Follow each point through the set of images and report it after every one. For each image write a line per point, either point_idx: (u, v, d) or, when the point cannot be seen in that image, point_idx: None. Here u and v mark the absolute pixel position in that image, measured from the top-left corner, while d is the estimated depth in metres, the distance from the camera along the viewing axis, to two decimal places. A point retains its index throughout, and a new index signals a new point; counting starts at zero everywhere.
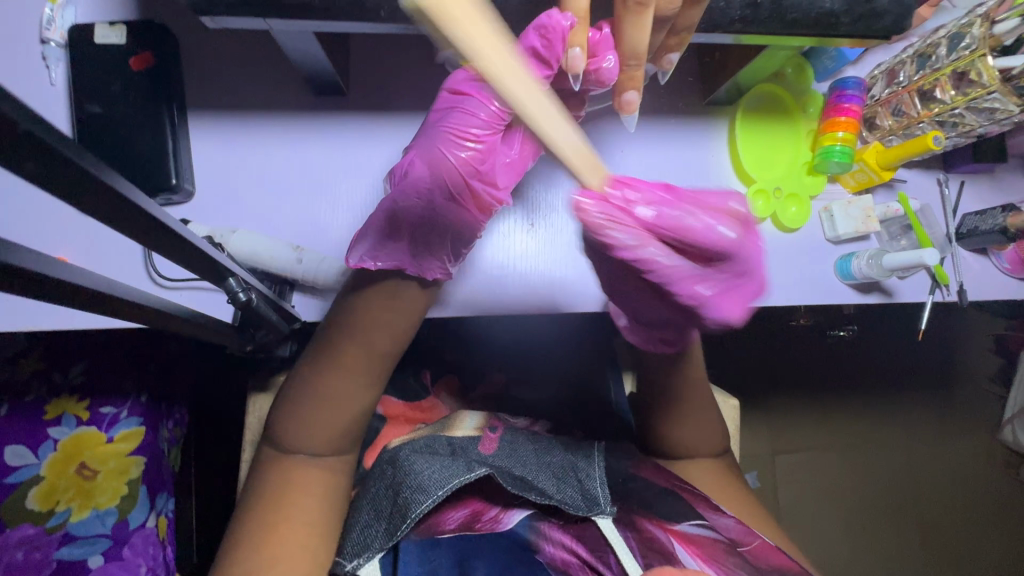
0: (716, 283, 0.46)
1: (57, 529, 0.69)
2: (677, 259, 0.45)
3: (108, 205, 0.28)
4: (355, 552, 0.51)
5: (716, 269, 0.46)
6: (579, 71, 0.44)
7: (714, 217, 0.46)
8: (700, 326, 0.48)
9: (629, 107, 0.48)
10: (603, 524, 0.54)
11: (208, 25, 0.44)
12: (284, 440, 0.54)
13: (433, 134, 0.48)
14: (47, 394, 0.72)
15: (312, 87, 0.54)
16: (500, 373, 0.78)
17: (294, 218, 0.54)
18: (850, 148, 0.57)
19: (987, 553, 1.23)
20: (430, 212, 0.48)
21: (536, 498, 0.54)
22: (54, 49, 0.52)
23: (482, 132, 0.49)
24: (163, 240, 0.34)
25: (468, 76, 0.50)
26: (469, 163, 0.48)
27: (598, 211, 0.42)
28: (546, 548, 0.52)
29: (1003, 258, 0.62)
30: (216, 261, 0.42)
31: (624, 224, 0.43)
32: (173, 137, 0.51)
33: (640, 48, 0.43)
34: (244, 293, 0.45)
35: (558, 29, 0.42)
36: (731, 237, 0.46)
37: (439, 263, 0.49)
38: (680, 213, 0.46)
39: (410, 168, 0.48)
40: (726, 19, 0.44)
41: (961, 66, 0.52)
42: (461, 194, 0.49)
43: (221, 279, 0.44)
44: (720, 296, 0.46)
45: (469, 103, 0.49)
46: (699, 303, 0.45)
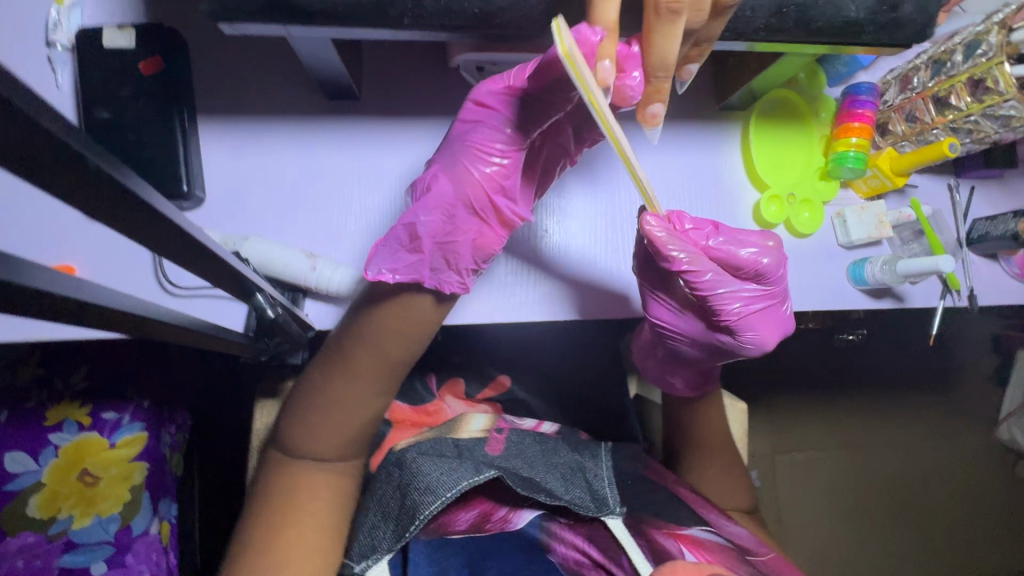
0: (757, 304, 0.51)
1: (59, 536, 0.68)
2: (724, 279, 0.50)
3: (128, 218, 0.27)
4: (363, 554, 0.52)
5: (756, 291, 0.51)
6: (607, 84, 0.43)
7: (760, 246, 0.50)
8: (734, 344, 0.53)
9: (654, 119, 0.48)
10: (614, 524, 0.53)
11: (226, 32, 0.43)
12: (292, 444, 0.53)
13: (457, 149, 0.48)
14: (48, 400, 0.72)
15: (325, 92, 0.53)
16: (507, 376, 0.77)
17: (306, 224, 0.53)
18: (864, 154, 0.57)
19: (984, 550, 1.24)
20: (450, 226, 0.47)
21: (546, 498, 0.53)
22: (61, 52, 0.51)
23: (507, 148, 0.49)
24: (182, 254, 0.33)
25: (493, 87, 0.49)
26: (493, 178, 0.48)
27: (663, 231, 0.47)
28: (558, 548, 0.52)
29: (1012, 263, 0.63)
30: (243, 278, 0.42)
31: (683, 243, 0.48)
32: (183, 142, 0.51)
33: (670, 59, 0.42)
34: (272, 309, 0.47)
35: (588, 45, 0.40)
36: (768, 265, 0.50)
37: (457, 277, 0.49)
38: (732, 242, 0.50)
39: (433, 182, 0.48)
40: (750, 27, 0.44)
41: (977, 74, 0.51)
42: (485, 209, 0.49)
43: (249, 296, 0.46)
44: (757, 316, 0.51)
45: (495, 118, 0.49)
46: (738, 321, 0.51)
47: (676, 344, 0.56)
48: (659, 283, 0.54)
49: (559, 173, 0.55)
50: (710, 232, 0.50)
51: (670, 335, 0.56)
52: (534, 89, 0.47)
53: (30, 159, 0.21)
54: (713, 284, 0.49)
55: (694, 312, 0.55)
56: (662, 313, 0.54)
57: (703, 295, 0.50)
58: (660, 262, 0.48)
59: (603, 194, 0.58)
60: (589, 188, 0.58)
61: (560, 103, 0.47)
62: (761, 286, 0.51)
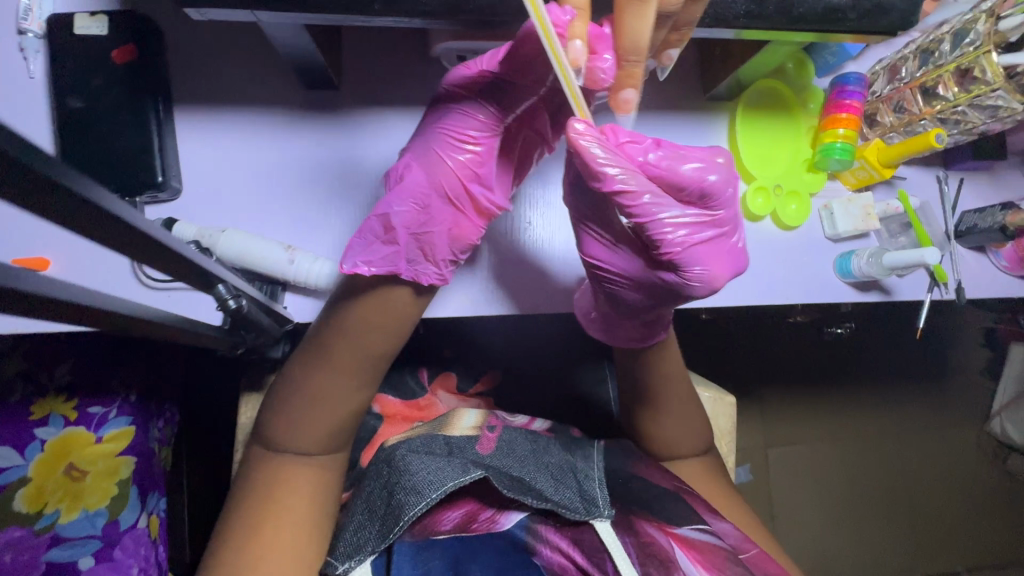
0: (701, 234, 0.43)
1: (44, 532, 0.67)
2: (665, 201, 0.42)
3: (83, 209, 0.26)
4: (348, 554, 0.50)
5: (702, 216, 0.43)
6: (580, 65, 0.41)
7: (706, 161, 0.42)
8: (679, 284, 0.45)
9: (627, 105, 0.46)
10: (602, 528, 0.53)
11: (196, 17, 0.42)
12: (275, 440, 0.53)
13: (431, 137, 0.48)
14: (34, 394, 0.70)
15: (303, 81, 0.52)
16: (497, 372, 0.78)
17: (285, 217, 0.53)
18: (851, 146, 0.57)
19: (973, 541, 1.24)
20: (425, 216, 0.47)
21: (534, 501, 0.53)
22: (32, 40, 0.50)
23: (480, 134, 0.48)
24: (145, 243, 0.32)
25: (466, 73, 0.48)
26: (467, 166, 0.48)
27: (592, 142, 0.40)
28: (543, 552, 0.51)
29: (1001, 256, 0.62)
30: (203, 268, 0.40)
31: (615, 157, 0.41)
32: (158, 132, 0.50)
33: (641, 41, 0.41)
34: (234, 300, 0.43)
35: (560, 24, 0.40)
36: (717, 182, 0.42)
37: (434, 269, 0.48)
38: (676, 158, 0.42)
39: (406, 172, 0.47)
40: (731, 13, 0.43)
41: (964, 64, 0.51)
42: (460, 198, 0.48)
43: (209, 286, 0.42)
44: (706, 247, 0.43)
45: (468, 103, 0.48)
46: (681, 252, 0.43)
47: (615, 285, 0.49)
48: (591, 210, 0.48)
49: (537, 160, 0.54)
50: (651, 144, 0.43)
51: (606, 274, 0.49)
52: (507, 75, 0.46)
53: None
54: (649, 207, 0.42)
55: (633, 248, 0.47)
56: (601, 253, 0.48)
57: (639, 221, 0.42)
58: (591, 182, 0.42)
59: None
60: None
61: (532, 84, 0.47)
62: (707, 212, 0.43)
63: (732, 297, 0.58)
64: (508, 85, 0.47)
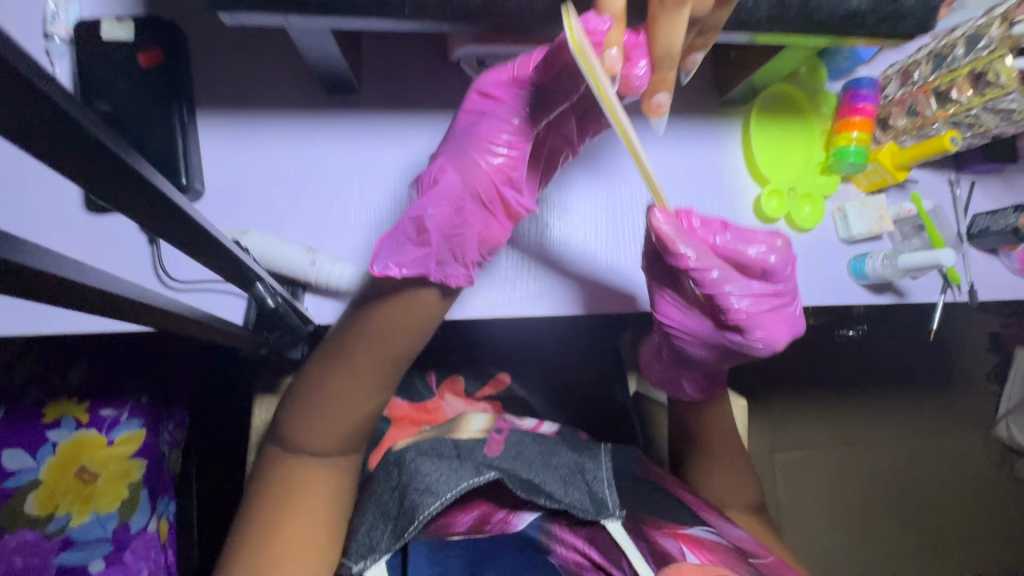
0: (763, 304, 0.50)
1: (57, 534, 0.67)
2: (731, 276, 0.50)
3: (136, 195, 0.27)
4: (362, 554, 0.52)
5: (763, 288, 0.50)
6: (615, 72, 0.42)
7: (768, 244, 0.49)
8: (744, 345, 0.52)
9: (659, 110, 0.47)
10: (614, 527, 0.54)
11: (224, 21, 0.43)
12: (295, 440, 0.52)
13: (464, 140, 0.48)
14: (46, 397, 0.71)
15: (324, 85, 0.53)
16: (507, 372, 0.77)
17: (305, 219, 0.53)
18: (864, 148, 0.57)
19: (982, 546, 1.24)
20: (458, 218, 0.46)
21: (546, 502, 0.53)
22: (59, 44, 0.50)
23: (514, 139, 0.48)
24: (185, 233, 0.32)
25: (496, 78, 0.48)
26: (501, 170, 0.48)
27: (669, 225, 0.47)
28: (558, 551, 0.52)
29: (1012, 258, 0.62)
30: (242, 266, 0.42)
31: (690, 239, 0.47)
32: (182, 134, 0.50)
33: (673, 48, 0.42)
34: (272, 299, 0.48)
35: (597, 32, 0.40)
36: (777, 264, 0.49)
37: (464, 271, 0.48)
38: (740, 240, 0.49)
39: (440, 174, 0.47)
40: (752, 17, 0.44)
41: (979, 67, 0.51)
42: (492, 201, 0.48)
43: (250, 285, 0.47)
44: (767, 315, 0.50)
45: (502, 109, 0.48)
46: (745, 318, 0.50)
47: (681, 341, 0.55)
48: (665, 279, 0.54)
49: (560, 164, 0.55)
50: (720, 229, 0.49)
51: (674, 331, 0.55)
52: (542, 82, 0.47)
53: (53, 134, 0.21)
54: (715, 282, 0.49)
55: (701, 309, 0.54)
56: (671, 315, 0.54)
57: (709, 292, 0.49)
58: (667, 258, 0.48)
59: (603, 188, 0.58)
60: (589, 182, 0.58)
61: (564, 94, 0.46)
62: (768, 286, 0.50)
63: None
64: (543, 90, 0.47)
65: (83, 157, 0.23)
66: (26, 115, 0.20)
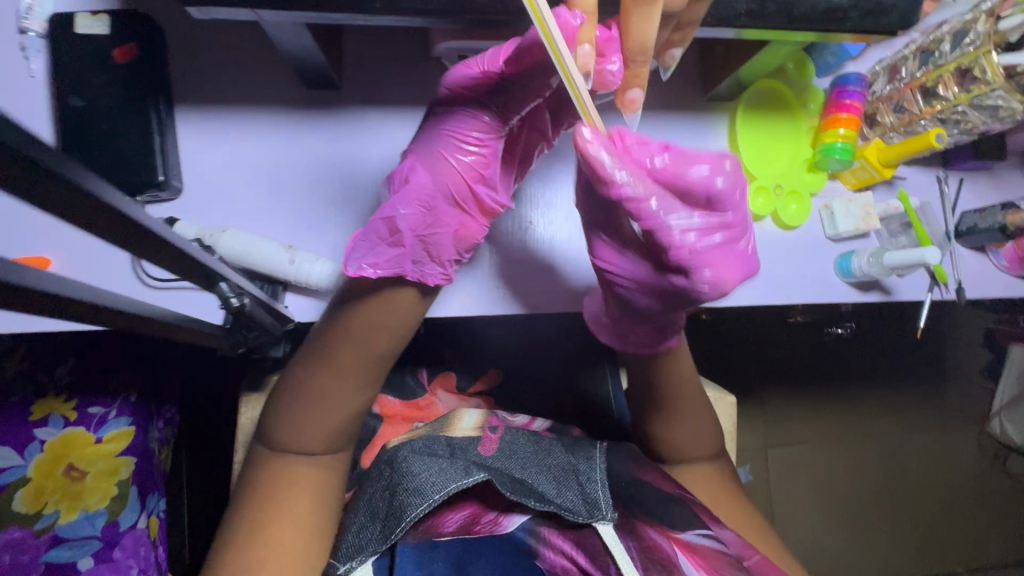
0: (710, 239, 0.43)
1: (44, 532, 0.67)
2: (671, 203, 0.42)
3: (97, 212, 0.27)
4: (349, 555, 0.50)
5: (711, 220, 0.43)
6: (587, 69, 0.41)
7: (714, 165, 0.41)
8: (689, 288, 0.45)
9: (633, 106, 0.46)
10: (604, 531, 0.53)
11: (197, 16, 0.42)
12: (279, 441, 0.53)
13: (435, 138, 0.47)
14: (33, 394, 0.70)
15: (304, 81, 0.52)
16: (498, 371, 0.77)
17: (285, 216, 0.53)
18: (851, 146, 0.57)
19: (972, 542, 1.25)
20: (431, 218, 0.46)
21: (536, 504, 0.53)
22: (34, 39, 0.50)
23: (487, 136, 0.47)
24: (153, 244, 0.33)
25: (467, 73, 0.47)
26: (473, 167, 0.47)
27: (597, 144, 0.40)
28: (546, 554, 0.52)
29: (1001, 256, 0.62)
30: (206, 266, 0.40)
31: (623, 162, 0.40)
32: (159, 131, 0.50)
33: (648, 41, 0.41)
34: (236, 298, 0.43)
35: (568, 28, 0.39)
36: (726, 188, 0.42)
37: (440, 270, 0.48)
38: (685, 162, 0.42)
39: (411, 174, 0.46)
40: (733, 12, 0.43)
41: (965, 63, 0.51)
42: (466, 200, 0.47)
43: (211, 285, 0.42)
44: (716, 251, 0.43)
45: (473, 106, 0.47)
46: (689, 255, 0.43)
47: (622, 288, 0.50)
48: (602, 219, 0.49)
49: (537, 157, 0.54)
50: (661, 151, 0.42)
51: (613, 276, 0.50)
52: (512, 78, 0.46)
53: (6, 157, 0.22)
54: (654, 215, 0.42)
55: (641, 252, 0.49)
56: (611, 262, 0.50)
57: (644, 224, 0.42)
58: (598, 186, 0.41)
59: None
60: (572, 180, 0.58)
61: (535, 91, 0.46)
62: (717, 217, 0.43)
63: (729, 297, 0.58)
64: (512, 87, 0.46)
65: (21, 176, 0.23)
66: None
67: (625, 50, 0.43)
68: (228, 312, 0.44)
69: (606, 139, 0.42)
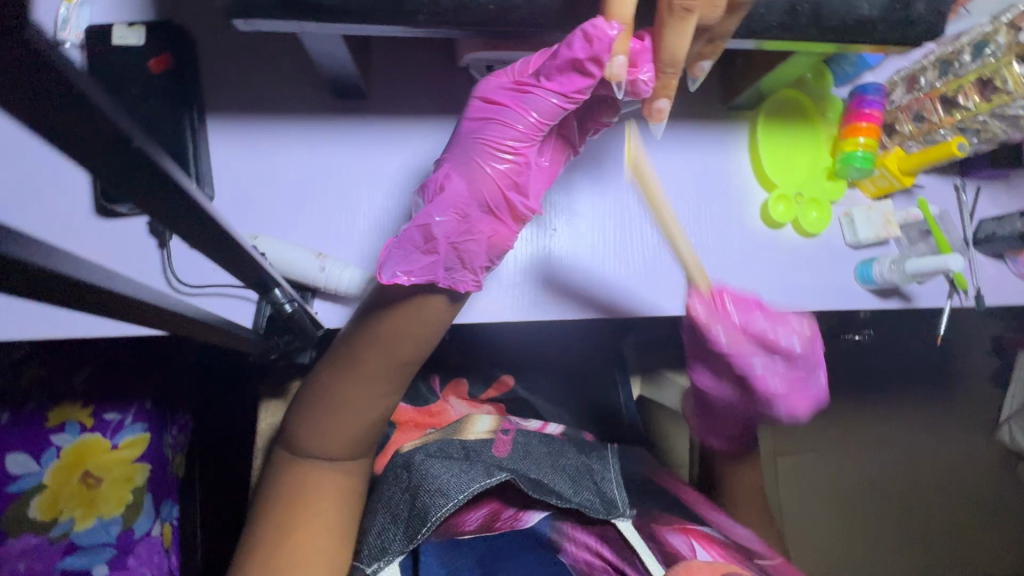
0: (792, 384, 0.53)
1: (61, 539, 0.67)
2: (761, 358, 0.53)
3: (166, 204, 0.28)
4: (374, 556, 0.51)
5: (790, 369, 0.54)
6: (621, 79, 0.44)
7: (795, 331, 0.52)
8: (771, 413, 0.56)
9: (659, 114, 0.48)
10: (624, 526, 0.54)
11: (239, 28, 0.43)
12: (303, 447, 0.52)
13: (468, 146, 0.47)
14: (48, 401, 0.71)
15: (334, 90, 0.53)
16: (511, 375, 0.77)
17: (315, 224, 0.53)
18: (871, 154, 0.58)
19: (986, 551, 1.24)
20: (465, 226, 0.45)
21: (557, 501, 0.53)
22: (69, 51, 0.49)
23: (520, 145, 0.47)
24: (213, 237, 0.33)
25: (500, 82, 0.47)
26: (507, 175, 0.46)
27: (703, 309, 0.51)
28: (568, 548, 0.53)
29: (1019, 263, 0.63)
30: (262, 273, 0.43)
31: (724, 323, 0.51)
32: (192, 139, 0.50)
33: (679, 55, 0.42)
34: (289, 305, 0.47)
35: (604, 40, 0.41)
36: (801, 349, 0.52)
37: (472, 276, 0.47)
38: (767, 321, 0.52)
39: (446, 181, 0.46)
40: (763, 25, 0.44)
41: (986, 75, 0.52)
42: (499, 207, 0.46)
43: (267, 290, 0.46)
44: (795, 395, 0.53)
45: (507, 114, 0.46)
46: (774, 396, 0.53)
47: (714, 398, 0.60)
48: (700, 352, 0.57)
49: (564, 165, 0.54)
50: (750, 312, 0.52)
51: (710, 392, 0.59)
52: (548, 85, 0.46)
53: (100, 145, 0.22)
54: (744, 360, 0.52)
55: (732, 381, 0.57)
56: (709, 381, 0.58)
57: (742, 371, 0.53)
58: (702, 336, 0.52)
59: (611, 194, 0.58)
60: (595, 188, 0.58)
61: (572, 97, 0.46)
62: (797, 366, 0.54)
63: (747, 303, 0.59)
64: (546, 94, 0.46)
65: (123, 166, 0.24)
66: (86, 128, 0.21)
67: (656, 62, 0.44)
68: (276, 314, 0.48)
69: (710, 298, 0.52)
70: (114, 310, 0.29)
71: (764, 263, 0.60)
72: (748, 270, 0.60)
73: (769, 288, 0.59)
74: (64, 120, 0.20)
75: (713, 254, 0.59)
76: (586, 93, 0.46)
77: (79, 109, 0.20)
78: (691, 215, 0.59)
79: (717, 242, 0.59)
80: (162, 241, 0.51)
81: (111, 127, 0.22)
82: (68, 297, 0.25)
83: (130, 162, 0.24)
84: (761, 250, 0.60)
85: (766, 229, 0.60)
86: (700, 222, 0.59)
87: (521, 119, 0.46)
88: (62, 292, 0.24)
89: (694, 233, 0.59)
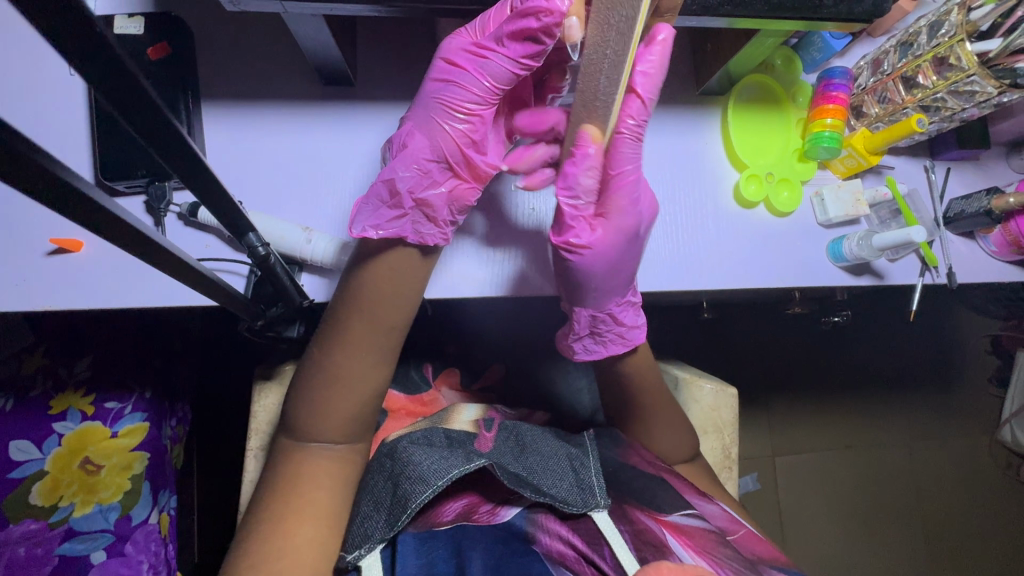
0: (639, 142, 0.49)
1: (59, 524, 0.68)
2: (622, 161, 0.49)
3: (148, 123, 0.31)
4: (357, 543, 0.50)
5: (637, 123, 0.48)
6: (575, 41, 0.46)
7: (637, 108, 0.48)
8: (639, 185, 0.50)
9: None
10: (598, 518, 0.55)
11: (228, 9, 0.46)
12: (298, 429, 0.54)
13: (428, 105, 0.49)
14: (53, 389, 0.71)
15: (322, 78, 0.56)
16: (501, 365, 0.80)
17: (303, 206, 0.56)
18: (838, 134, 0.59)
19: (989, 551, 1.23)
20: (428, 180, 0.49)
21: (532, 496, 0.53)
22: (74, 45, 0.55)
23: (478, 107, 0.49)
24: (192, 170, 0.36)
25: (460, 46, 0.49)
26: (465, 134, 0.49)
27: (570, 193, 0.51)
28: (543, 539, 0.53)
29: (989, 241, 0.64)
30: (239, 216, 0.45)
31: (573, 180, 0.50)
32: (187, 120, 0.54)
33: None
34: (263, 248, 0.48)
35: (555, 13, 0.44)
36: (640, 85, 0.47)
37: (438, 229, 0.50)
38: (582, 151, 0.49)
39: (408, 139, 0.49)
40: (714, 1, 0.47)
41: (941, 52, 0.54)
42: (459, 163, 0.50)
43: (240, 236, 0.47)
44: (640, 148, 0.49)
45: (462, 76, 0.49)
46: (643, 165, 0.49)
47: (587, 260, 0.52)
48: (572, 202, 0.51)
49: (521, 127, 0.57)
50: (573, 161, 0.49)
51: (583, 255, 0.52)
52: (503, 51, 0.48)
53: (83, 43, 0.26)
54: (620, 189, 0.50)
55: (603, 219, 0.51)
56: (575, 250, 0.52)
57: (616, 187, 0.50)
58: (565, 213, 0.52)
59: None
60: None
61: (527, 62, 0.48)
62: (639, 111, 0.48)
63: (722, 280, 0.61)
64: (501, 58, 0.48)
65: (106, 68, 0.27)
66: (67, 24, 0.25)
67: None
68: (252, 260, 0.49)
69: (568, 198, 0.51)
70: (114, 240, 0.31)
71: (741, 242, 0.61)
72: (723, 249, 0.61)
73: (746, 265, 0.61)
74: (72, 31, 0.25)
75: (690, 233, 0.61)
76: (538, 58, 0.48)
77: (77, 24, 0.25)
78: (666, 195, 0.61)
79: (691, 220, 0.61)
80: (158, 219, 0.54)
81: (93, 24, 0.26)
82: (66, 216, 0.27)
83: (110, 68, 0.28)
84: (737, 231, 0.62)
85: (739, 209, 0.62)
86: (674, 203, 0.61)
87: (476, 82, 0.48)
88: (60, 206, 0.27)
89: (670, 213, 0.61)
